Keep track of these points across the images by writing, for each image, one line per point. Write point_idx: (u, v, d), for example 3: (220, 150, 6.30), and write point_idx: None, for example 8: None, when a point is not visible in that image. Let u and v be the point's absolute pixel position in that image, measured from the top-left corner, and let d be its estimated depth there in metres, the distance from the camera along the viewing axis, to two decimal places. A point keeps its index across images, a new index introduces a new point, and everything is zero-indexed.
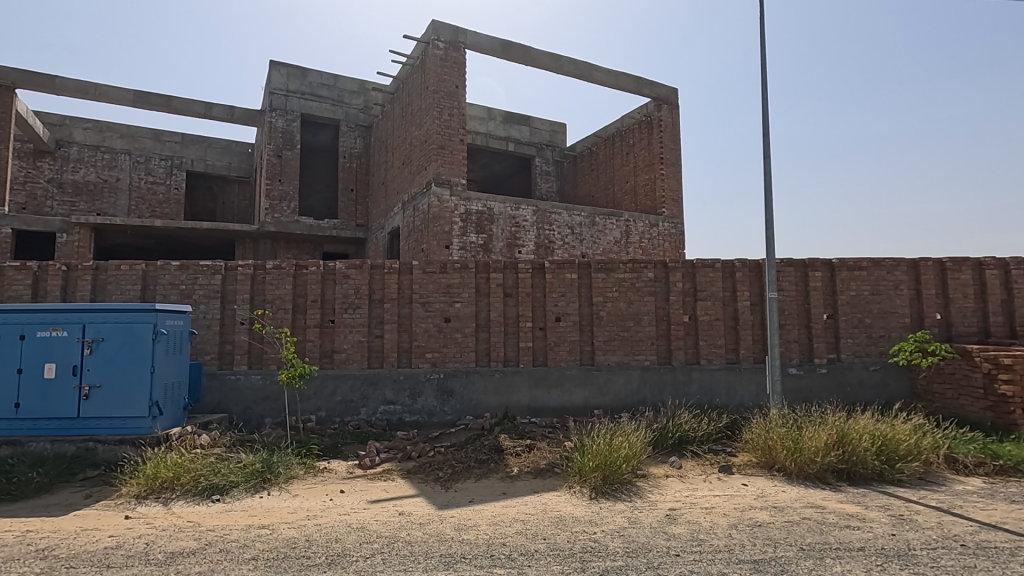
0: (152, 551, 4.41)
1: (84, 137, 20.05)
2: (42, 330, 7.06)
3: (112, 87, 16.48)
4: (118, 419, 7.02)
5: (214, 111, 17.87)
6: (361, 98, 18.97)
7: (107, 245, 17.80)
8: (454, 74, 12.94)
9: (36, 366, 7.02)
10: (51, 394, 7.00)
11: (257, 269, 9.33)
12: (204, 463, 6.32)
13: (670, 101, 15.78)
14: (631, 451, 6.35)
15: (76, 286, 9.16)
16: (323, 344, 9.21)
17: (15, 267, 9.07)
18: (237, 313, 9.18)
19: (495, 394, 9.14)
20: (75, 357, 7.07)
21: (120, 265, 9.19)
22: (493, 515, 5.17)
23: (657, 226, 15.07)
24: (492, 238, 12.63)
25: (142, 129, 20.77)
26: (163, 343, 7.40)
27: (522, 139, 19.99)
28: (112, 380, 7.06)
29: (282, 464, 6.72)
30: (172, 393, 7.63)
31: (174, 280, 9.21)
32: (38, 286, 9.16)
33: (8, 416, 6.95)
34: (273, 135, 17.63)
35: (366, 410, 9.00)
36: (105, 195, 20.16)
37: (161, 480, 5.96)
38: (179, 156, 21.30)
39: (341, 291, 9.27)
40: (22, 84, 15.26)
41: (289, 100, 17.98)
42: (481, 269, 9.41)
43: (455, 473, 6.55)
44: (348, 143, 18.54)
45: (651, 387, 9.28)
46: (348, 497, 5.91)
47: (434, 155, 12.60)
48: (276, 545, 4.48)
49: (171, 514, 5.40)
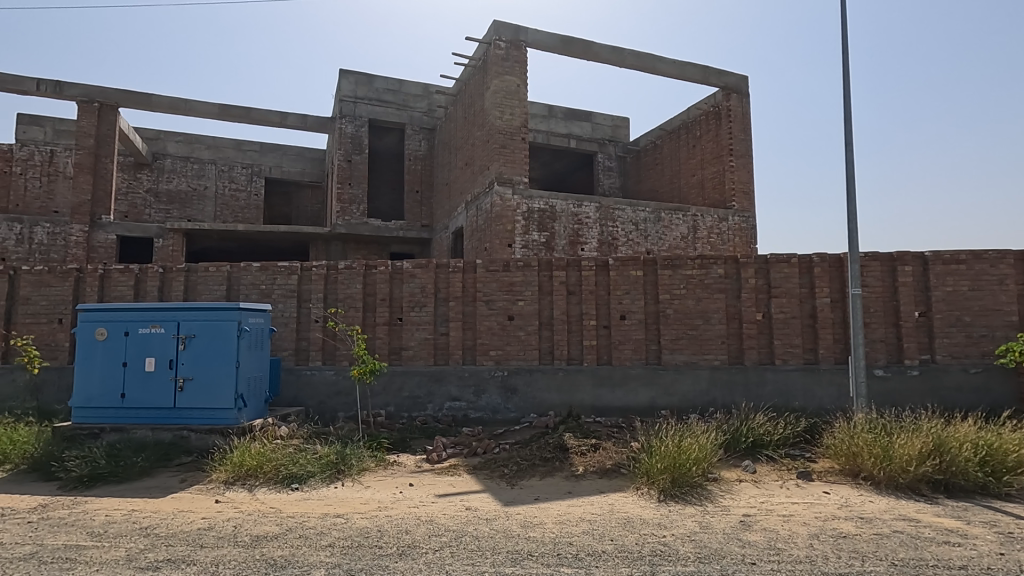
0: (240, 533, 4.71)
1: (176, 149, 21.75)
2: (143, 327, 7.73)
3: (199, 102, 17.75)
4: (208, 411, 7.55)
5: (290, 120, 18.84)
6: (425, 102, 19.40)
7: (195, 248, 19.20)
8: (515, 73, 12.97)
9: (138, 359, 7.69)
10: (151, 385, 7.64)
11: (331, 270, 9.76)
12: (284, 453, 6.69)
13: (740, 90, 15.10)
14: (701, 454, 6.12)
15: (171, 286, 9.99)
16: (391, 341, 9.52)
17: (121, 268, 10.02)
18: (313, 311, 9.65)
19: (559, 392, 9.10)
20: (171, 352, 7.67)
21: (208, 267, 9.91)
22: (560, 514, 5.15)
23: (726, 221, 14.48)
24: (554, 236, 12.60)
25: (226, 139, 22.28)
26: (246, 340, 7.88)
27: (584, 135, 19.75)
28: (202, 374, 7.61)
29: (355, 456, 6.98)
30: (255, 386, 8.12)
31: (255, 280, 9.81)
32: (139, 286, 10.09)
33: (114, 405, 7.64)
34: (343, 140, 18.36)
35: (432, 406, 9.22)
36: (194, 203, 21.78)
37: (246, 468, 6.40)
38: (258, 164, 22.66)
39: (408, 290, 9.54)
40: (124, 103, 16.74)
41: (358, 107, 18.65)
42: (544, 267, 9.39)
43: (520, 470, 6.58)
44: (413, 146, 19.03)
45: (721, 387, 8.94)
46: (417, 490, 6.07)
47: (495, 154, 12.69)
48: (351, 533, 4.67)
49: (256, 500, 5.76)
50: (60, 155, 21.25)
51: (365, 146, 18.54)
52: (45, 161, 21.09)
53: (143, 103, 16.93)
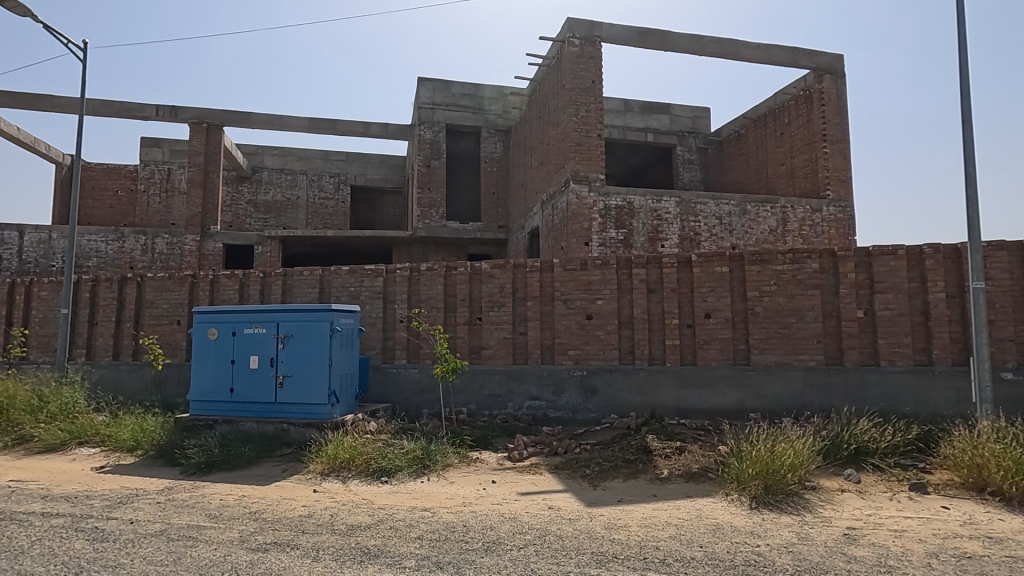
0: (336, 522, 5.00)
1: (272, 162, 23.46)
2: (248, 327, 8.40)
3: (292, 117, 19.03)
4: (305, 406, 8.07)
5: (372, 130, 19.76)
6: (500, 104, 19.65)
7: (290, 254, 20.60)
8: (590, 70, 12.82)
9: (244, 357, 8.37)
10: (255, 381, 8.29)
11: (413, 271, 10.13)
12: (374, 447, 7.03)
13: (834, 71, 14.04)
14: (797, 460, 5.76)
15: (270, 289, 10.80)
16: (471, 340, 9.73)
17: (228, 274, 10.97)
18: (397, 311, 10.06)
19: (641, 393, 8.89)
20: (272, 351, 8.28)
21: (303, 271, 10.61)
22: (645, 517, 5.03)
23: (821, 212, 13.52)
24: (633, 233, 12.33)
25: (316, 151, 23.72)
26: (338, 339, 8.35)
27: (662, 128, 19.18)
28: (299, 371, 8.15)
29: (439, 452, 7.20)
30: (347, 383, 8.58)
31: (344, 283, 10.38)
32: (244, 290, 10.98)
33: (225, 399, 8.37)
34: (422, 146, 18.99)
35: (512, 405, 9.32)
36: (289, 211, 23.38)
37: (340, 460, 6.79)
38: (344, 173, 23.95)
39: (487, 290, 9.70)
40: (227, 122, 18.28)
41: (435, 113, 19.21)
42: (623, 265, 9.22)
43: (602, 471, 6.50)
44: (489, 148, 19.33)
45: (818, 390, 8.35)
46: (499, 487, 6.16)
47: (571, 152, 12.61)
48: (437, 527, 4.82)
49: (349, 491, 6.09)
50: (175, 173, 23.57)
51: (443, 151, 19.07)
52: (163, 179, 23.48)
53: (244, 121, 18.40)
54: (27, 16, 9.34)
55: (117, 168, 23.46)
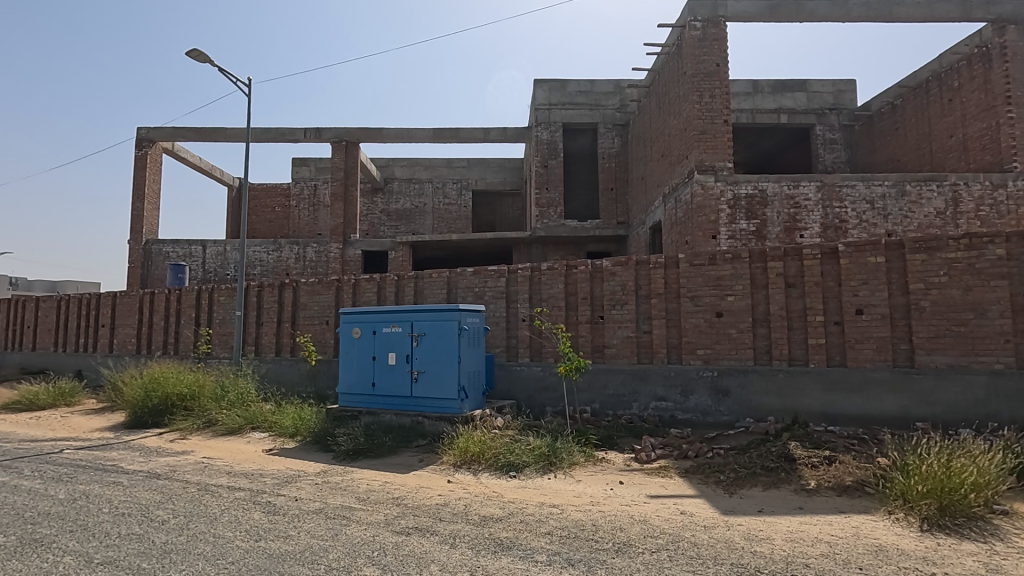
0: (471, 512, 5.24)
1: (401, 172, 25.19)
2: (386, 327, 9.11)
3: (418, 129, 20.28)
4: (437, 400, 8.56)
5: (492, 135, 20.42)
6: (617, 98, 19.28)
7: (419, 257, 21.97)
8: (714, 52, 12.10)
9: (384, 354, 9.09)
10: (393, 376, 8.96)
11: (535, 271, 10.30)
12: (502, 442, 7.28)
13: (1020, 20, 11.86)
14: (981, 479, 4.95)
15: (404, 292, 11.62)
16: (594, 339, 9.66)
17: (367, 278, 11.98)
18: (520, 311, 10.30)
19: (780, 396, 8.21)
20: (407, 348, 8.90)
21: (432, 274, 11.28)
22: (791, 531, 4.63)
23: (1004, 187, 11.50)
24: (766, 223, 11.44)
25: (440, 159, 25.04)
26: (466, 337, 8.73)
27: (798, 107, 17.56)
28: (432, 367, 8.66)
29: (565, 449, 7.25)
30: (475, 379, 8.94)
31: (470, 284, 10.85)
32: (381, 292, 11.93)
33: (368, 392, 9.15)
34: (539, 147, 19.23)
35: (637, 405, 9.09)
36: (417, 218, 24.95)
37: (470, 453, 7.13)
38: (466, 178, 25.02)
39: (609, 288, 9.57)
40: (363, 138, 19.98)
41: (552, 113, 19.34)
42: (757, 258, 8.58)
43: (739, 479, 6.10)
44: (606, 143, 19.06)
45: (1007, 398, 7.11)
46: (627, 488, 6.04)
47: (694, 141, 11.99)
48: (567, 524, 4.85)
49: (480, 483, 6.35)
50: (320, 188, 26.24)
51: (560, 150, 19.16)
52: (311, 194, 26.25)
53: (377, 137, 19.97)
54: (207, 61, 10.95)
55: (275, 187, 26.68)
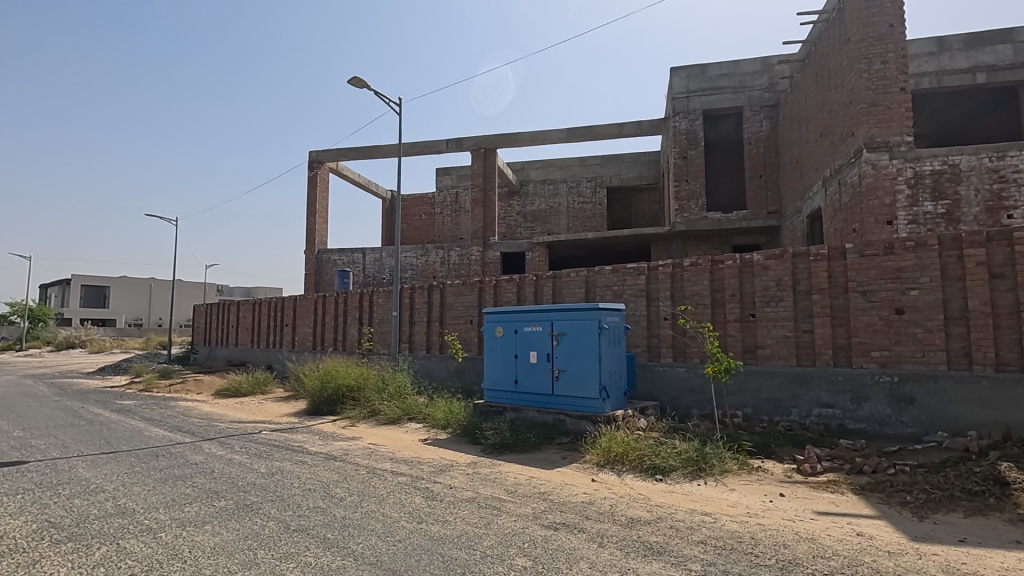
0: (617, 513, 5.18)
1: (536, 174, 25.70)
2: (527, 326, 9.37)
3: (552, 130, 20.55)
4: (579, 399, 8.59)
5: (626, 129, 19.99)
6: (765, 77, 17.70)
7: (555, 257, 22.22)
8: (885, 11, 10.59)
9: (525, 352, 9.36)
10: (535, 374, 9.18)
11: (677, 267, 9.87)
12: (646, 444, 7.11)
13: None
14: None
15: (542, 291, 11.86)
16: (745, 339, 9.00)
17: (507, 279, 12.43)
18: (662, 309, 9.94)
19: (985, 408, 6.96)
20: (548, 347, 9.07)
21: (569, 273, 11.38)
22: (1007, 569, 3.88)
23: None
24: (960, 203, 9.79)
25: (573, 159, 25.10)
26: (606, 336, 8.64)
27: (1000, 62, 14.68)
28: (572, 366, 8.72)
29: (715, 455, 6.85)
30: (616, 379, 8.82)
31: (608, 282, 10.75)
32: (520, 292, 12.29)
33: (511, 389, 9.48)
34: (678, 138, 18.38)
35: (797, 411, 8.29)
36: (552, 218, 25.29)
37: (614, 454, 7.08)
38: (600, 176, 24.78)
39: (761, 284, 8.85)
40: (499, 144, 20.75)
41: (691, 101, 18.33)
42: (949, 245, 7.35)
43: (931, 501, 5.28)
44: (754, 127, 17.66)
45: None
46: (790, 502, 5.54)
47: (862, 116, 10.60)
48: (721, 534, 4.57)
49: (625, 484, 6.24)
50: (461, 195, 27.75)
51: (701, 139, 18.12)
52: (453, 201, 27.91)
53: (512, 142, 20.62)
54: (365, 87, 12.18)
55: (421, 196, 28.78)
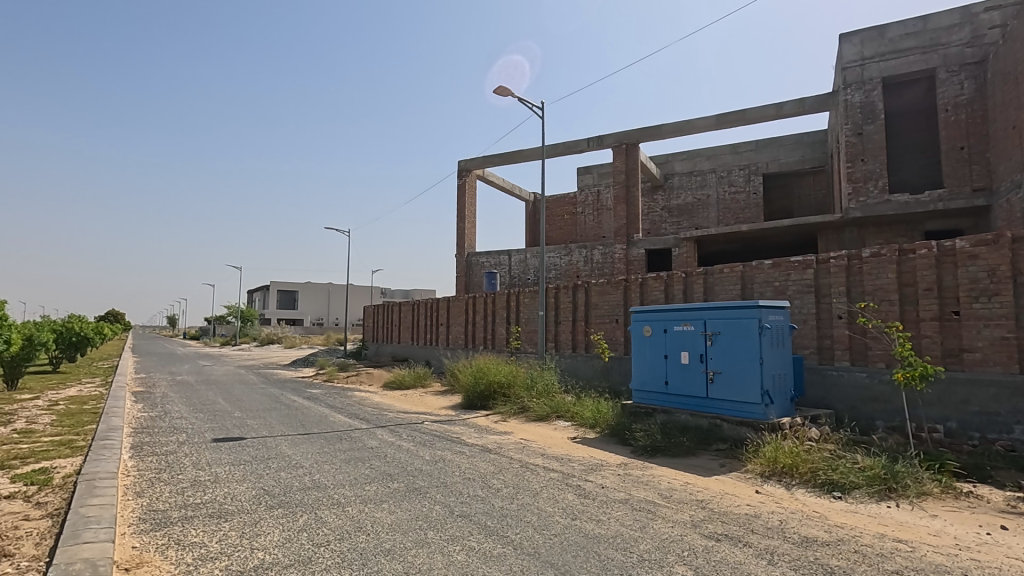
0: (788, 530, 4.73)
1: (682, 166, 24.52)
2: (678, 325, 8.99)
3: (699, 118, 19.45)
4: (737, 403, 8.01)
5: (785, 109, 18.22)
6: (966, 29, 14.89)
7: (705, 252, 20.98)
8: None
9: (676, 352, 8.99)
10: (688, 376, 8.76)
11: (853, 259, 8.76)
12: (821, 457, 6.42)
13: None
14: None
15: (693, 289, 11.31)
16: (945, 341, 7.68)
17: (655, 277, 12.07)
18: (835, 306, 8.90)
19: None
20: (701, 347, 8.60)
21: (723, 269, 10.76)
22: None
23: None
24: None
25: (723, 146, 23.51)
26: (768, 337, 7.94)
27: None
28: (729, 368, 8.17)
29: (910, 475, 5.94)
30: (781, 383, 8.06)
31: (768, 278, 9.96)
32: (669, 290, 11.84)
33: (661, 390, 9.16)
34: (850, 113, 16.25)
35: (1022, 429, 6.88)
36: (700, 211, 23.94)
37: (781, 465, 6.50)
38: (755, 162, 22.87)
39: (967, 275, 7.48)
40: (642, 138, 20.18)
41: (866, 69, 16.06)
42: None
43: None
44: (951, 91, 15.08)
45: None
46: (1016, 537, 4.60)
47: None
48: (923, 567, 3.95)
49: (796, 499, 5.69)
50: (603, 193, 27.50)
51: (880, 111, 15.77)
52: (595, 199, 27.76)
53: (656, 134, 19.91)
54: (509, 95, 12.63)
55: (563, 197, 29.07)
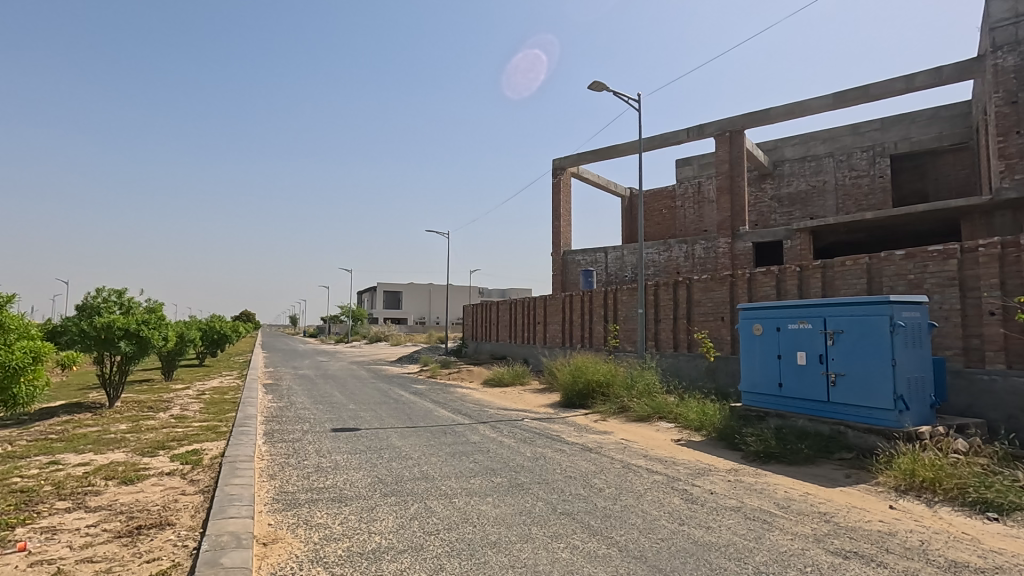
0: (932, 552, 4.22)
1: (793, 152, 22.74)
2: (793, 323, 8.34)
3: (813, 99, 17.93)
4: (865, 409, 7.29)
5: (918, 82, 16.28)
6: None
7: (822, 244, 19.30)
8: None
9: (791, 352, 8.35)
10: (805, 378, 8.11)
11: (1008, 247, 7.64)
12: (971, 473, 5.67)
13: None
14: None
15: (809, 284, 10.47)
16: None
17: (766, 272, 11.30)
18: (985, 301, 7.82)
19: None
20: (821, 347, 7.92)
21: (845, 261, 9.86)
22: None
23: None
24: None
25: (842, 128, 21.50)
26: (902, 336, 7.12)
27: None
28: (855, 369, 7.45)
29: None
30: (918, 387, 7.20)
31: (900, 270, 9.02)
32: (781, 286, 11.05)
33: (774, 393, 8.57)
34: (1001, 79, 14.18)
35: None
36: (816, 199, 22.07)
37: (921, 479, 5.82)
38: (881, 142, 20.66)
39: None
40: (747, 124, 18.99)
41: (1021, 27, 13.90)
42: None
43: None
44: None
45: None
46: None
47: None
48: None
49: (940, 517, 5.07)
50: (704, 184, 26.22)
51: None
52: (695, 191, 26.55)
53: (763, 119, 18.65)
54: (605, 89, 12.42)
55: (661, 190, 28.10)
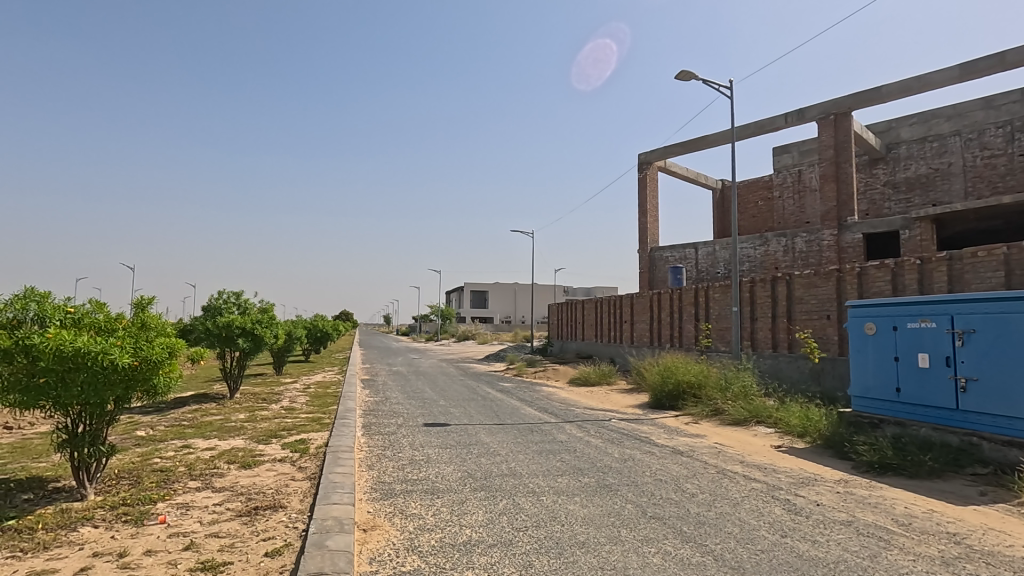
0: None
1: (911, 132, 20.59)
2: (914, 321, 7.54)
3: (935, 72, 16.10)
4: (1003, 419, 6.45)
5: None
6: None
7: (947, 233, 17.30)
8: None
9: (911, 354, 7.56)
10: (928, 383, 7.32)
11: None
12: None
13: None
14: None
15: (932, 278, 9.46)
16: None
17: (878, 266, 10.35)
18: None
19: None
20: (947, 349, 7.10)
21: (976, 252, 8.84)
22: None
23: None
24: None
25: (971, 102, 19.14)
26: None
27: None
28: (990, 374, 6.61)
29: None
30: None
31: None
32: (897, 281, 10.06)
33: (891, 398, 7.80)
34: None
35: None
36: (939, 183, 19.81)
37: None
38: (1021, 116, 18.13)
39: None
40: (855, 105, 17.40)
41: None
42: None
43: None
44: None
45: None
46: None
47: None
48: None
49: None
50: (805, 172, 24.40)
51: None
52: (795, 180, 24.76)
53: (874, 99, 17.03)
54: (694, 78, 11.93)
55: (757, 181, 26.49)
